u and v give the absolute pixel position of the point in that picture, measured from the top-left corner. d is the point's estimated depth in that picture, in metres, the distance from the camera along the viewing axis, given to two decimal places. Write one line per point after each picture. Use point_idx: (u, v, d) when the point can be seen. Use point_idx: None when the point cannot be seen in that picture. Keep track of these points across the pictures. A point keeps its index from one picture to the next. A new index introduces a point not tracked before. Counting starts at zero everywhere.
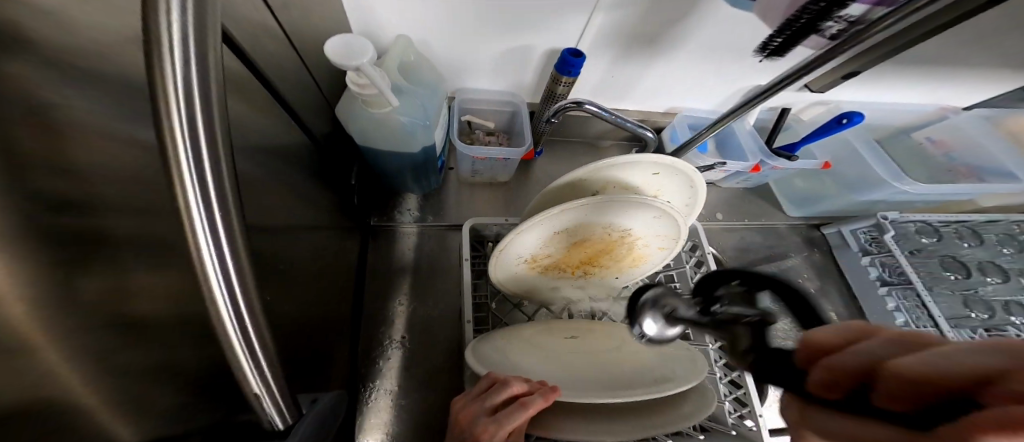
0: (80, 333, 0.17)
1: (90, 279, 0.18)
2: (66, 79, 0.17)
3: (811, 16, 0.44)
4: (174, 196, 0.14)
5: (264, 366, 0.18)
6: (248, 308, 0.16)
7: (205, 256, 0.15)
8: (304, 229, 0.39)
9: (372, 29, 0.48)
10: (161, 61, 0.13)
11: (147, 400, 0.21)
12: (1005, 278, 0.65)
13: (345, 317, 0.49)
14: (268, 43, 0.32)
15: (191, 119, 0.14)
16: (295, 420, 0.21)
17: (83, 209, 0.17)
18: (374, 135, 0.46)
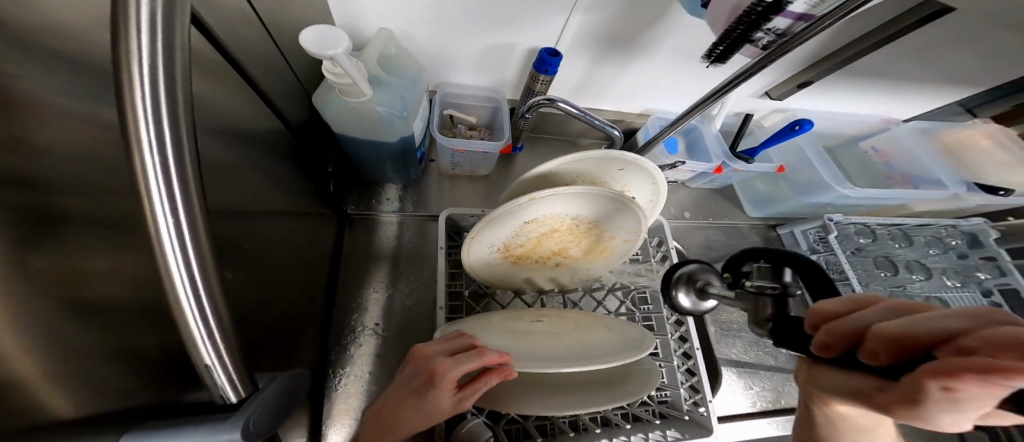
0: (36, 308, 0.17)
1: (44, 259, 0.18)
2: (22, 59, 0.17)
3: (744, 28, 0.38)
4: (133, 168, 0.15)
5: (218, 337, 0.18)
6: (204, 280, 0.17)
7: (161, 225, 0.15)
8: (277, 216, 0.39)
9: (351, 19, 0.48)
10: (128, 38, 0.14)
11: (104, 377, 0.21)
12: (928, 276, 0.74)
13: (317, 303, 0.50)
14: (242, 27, 0.31)
15: (153, 93, 0.15)
16: (249, 394, 0.22)
17: (38, 191, 0.18)
18: (350, 123, 0.46)
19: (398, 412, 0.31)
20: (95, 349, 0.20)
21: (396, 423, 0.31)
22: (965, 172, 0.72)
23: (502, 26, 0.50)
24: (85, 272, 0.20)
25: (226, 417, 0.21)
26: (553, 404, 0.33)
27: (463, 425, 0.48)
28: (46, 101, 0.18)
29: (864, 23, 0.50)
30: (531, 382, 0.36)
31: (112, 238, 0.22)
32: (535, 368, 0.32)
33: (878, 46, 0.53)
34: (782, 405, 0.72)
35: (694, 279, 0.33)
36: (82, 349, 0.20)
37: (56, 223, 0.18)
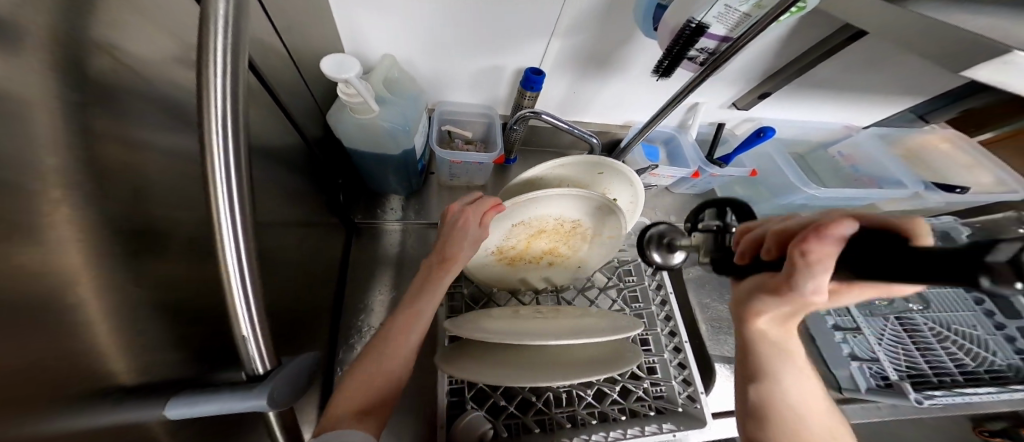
0: (114, 288, 0.21)
1: (122, 249, 0.21)
2: (119, 85, 0.21)
3: (681, 44, 0.44)
4: (204, 170, 0.19)
5: (254, 313, 0.22)
6: (247, 261, 0.21)
7: (221, 216, 0.20)
8: (295, 220, 0.43)
9: (360, 47, 0.54)
10: (209, 72, 0.19)
11: (154, 354, 0.24)
12: None
13: (327, 304, 0.53)
14: (273, 57, 0.36)
15: (224, 113, 0.19)
16: (272, 367, 0.26)
17: (123, 192, 0.21)
18: (357, 137, 0.51)
19: (446, 252, 0.46)
20: (149, 326, 0.23)
21: (452, 255, 0.46)
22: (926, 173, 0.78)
23: (491, 51, 0.57)
24: (145, 261, 0.23)
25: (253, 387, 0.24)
26: (532, 374, 0.37)
27: (461, 419, 0.50)
28: (134, 118, 0.22)
29: (801, 43, 0.57)
30: (535, 365, 0.39)
31: (173, 228, 0.26)
32: (538, 341, 0.36)
33: (827, 56, 0.56)
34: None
35: (664, 236, 0.33)
36: (139, 327, 0.23)
37: (134, 219, 0.22)
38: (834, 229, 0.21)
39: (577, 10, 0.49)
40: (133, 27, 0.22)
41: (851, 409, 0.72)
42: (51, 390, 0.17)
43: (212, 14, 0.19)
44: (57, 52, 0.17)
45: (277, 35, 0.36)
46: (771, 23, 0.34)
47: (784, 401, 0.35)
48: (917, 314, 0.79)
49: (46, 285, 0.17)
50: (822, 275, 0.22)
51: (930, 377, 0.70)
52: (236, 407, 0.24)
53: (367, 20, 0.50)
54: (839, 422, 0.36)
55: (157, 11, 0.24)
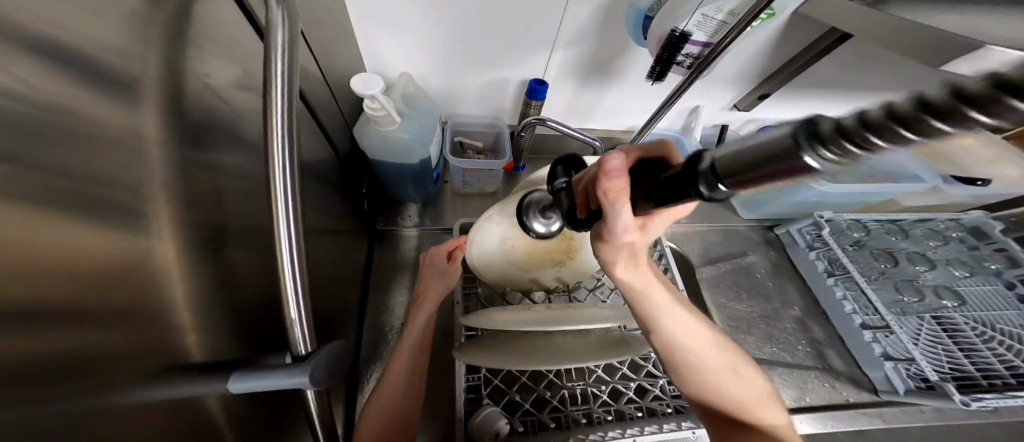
0: (183, 274, 0.24)
1: (190, 240, 0.25)
2: (198, 104, 0.26)
3: (667, 52, 0.50)
4: (268, 179, 0.25)
5: (301, 293, 0.27)
6: (296, 254, 0.26)
7: (280, 216, 0.25)
8: (326, 224, 0.48)
9: (381, 67, 0.60)
10: (273, 94, 0.24)
11: (211, 334, 0.27)
12: (932, 266, 0.74)
13: (352, 304, 0.56)
14: (313, 80, 0.42)
15: (284, 130, 0.24)
16: (313, 349, 0.30)
17: (195, 192, 0.25)
18: (379, 148, 0.56)
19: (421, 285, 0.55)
20: (205, 309, 0.27)
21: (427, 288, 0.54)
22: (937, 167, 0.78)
23: (499, 65, 0.61)
24: (206, 253, 0.27)
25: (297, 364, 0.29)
26: (541, 360, 0.39)
27: (477, 415, 0.52)
28: (207, 132, 0.27)
29: (790, 47, 0.61)
30: (547, 352, 0.42)
31: (232, 226, 0.30)
32: (546, 327, 0.39)
33: (828, 50, 0.58)
34: (808, 404, 0.65)
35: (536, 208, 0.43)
36: (198, 310, 0.26)
37: (200, 216, 0.26)
38: (612, 164, 0.23)
39: (574, 22, 0.53)
40: (212, 58, 0.27)
41: (889, 412, 0.64)
42: (135, 352, 0.21)
43: (274, 56, 0.24)
44: (152, 78, 0.22)
45: (317, 61, 0.42)
46: (746, 27, 0.38)
47: (683, 349, 0.37)
48: (955, 313, 0.70)
49: (139, 266, 0.21)
50: (625, 208, 0.24)
51: (978, 380, 0.59)
52: (286, 382, 0.28)
53: (388, 44, 0.56)
54: (737, 351, 0.39)
55: (227, 45, 0.29)
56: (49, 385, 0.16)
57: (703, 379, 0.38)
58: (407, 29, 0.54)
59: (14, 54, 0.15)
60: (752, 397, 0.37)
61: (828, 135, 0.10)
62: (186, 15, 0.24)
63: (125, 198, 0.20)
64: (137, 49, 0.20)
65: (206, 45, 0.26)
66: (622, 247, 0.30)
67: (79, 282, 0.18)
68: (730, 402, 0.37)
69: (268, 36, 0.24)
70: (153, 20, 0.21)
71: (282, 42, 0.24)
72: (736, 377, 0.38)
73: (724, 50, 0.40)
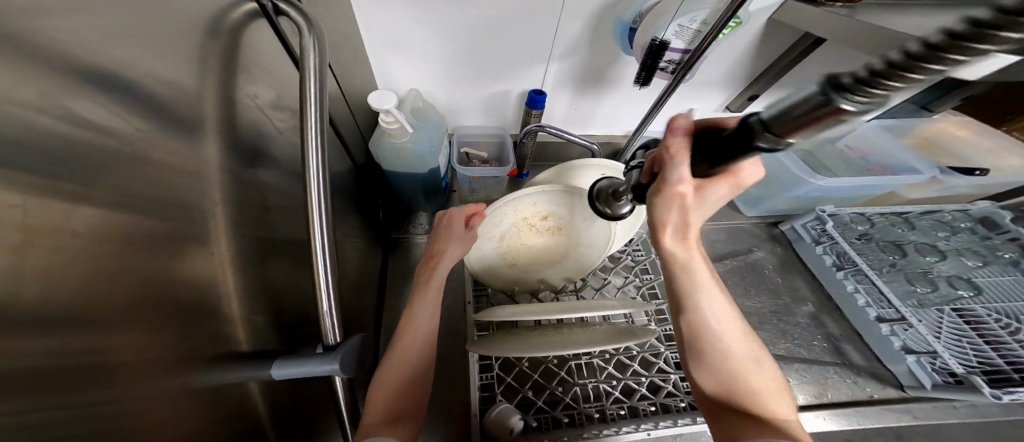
0: (227, 274, 0.28)
1: (234, 244, 0.28)
2: (242, 126, 0.30)
3: (650, 58, 0.52)
4: (305, 189, 0.28)
5: (332, 292, 0.31)
6: (327, 257, 0.30)
7: (316, 220, 0.29)
8: (349, 231, 0.52)
9: (391, 85, 0.65)
10: (307, 114, 0.28)
11: (247, 327, 0.30)
12: (943, 257, 0.72)
13: (370, 307, 0.60)
14: (332, 98, 0.45)
15: (317, 146, 0.28)
16: (341, 342, 0.34)
17: (238, 201, 0.29)
18: (393, 159, 0.60)
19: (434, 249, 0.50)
20: (245, 305, 0.30)
21: (435, 253, 0.50)
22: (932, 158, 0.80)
23: (500, 78, 0.66)
24: (247, 254, 0.30)
25: (328, 355, 0.32)
26: (549, 347, 0.43)
27: (492, 411, 0.54)
28: (249, 151, 0.31)
29: (772, 50, 0.65)
30: (551, 343, 0.44)
31: (268, 230, 0.34)
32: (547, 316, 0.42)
33: (809, 50, 0.61)
34: (829, 400, 0.64)
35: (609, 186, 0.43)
36: (236, 307, 0.29)
37: (242, 222, 0.30)
38: (679, 124, 0.27)
39: (567, 35, 0.58)
40: (256, 87, 0.32)
41: (917, 408, 0.62)
42: (189, 342, 0.24)
43: (308, 85, 0.28)
44: (208, 104, 0.26)
45: (335, 81, 0.46)
46: (718, 34, 0.41)
47: (711, 331, 0.37)
48: (979, 304, 0.67)
49: (192, 266, 0.24)
50: (682, 164, 0.27)
51: (1010, 373, 0.57)
52: (318, 370, 0.32)
53: (399, 65, 0.61)
54: (760, 346, 0.39)
55: (268, 75, 0.33)
56: (116, 364, 0.19)
57: (726, 368, 0.37)
58: (416, 50, 0.59)
59: (104, 93, 0.18)
60: (773, 390, 0.37)
61: (850, 86, 0.13)
62: (235, 50, 0.28)
63: (184, 207, 0.23)
64: (197, 80, 0.24)
65: (248, 74, 0.30)
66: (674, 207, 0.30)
67: (150, 278, 0.21)
68: (750, 392, 0.36)
69: (302, 67, 0.28)
70: (209, 57, 0.25)
71: (314, 74, 0.28)
72: (757, 369, 0.37)
73: (701, 55, 0.43)
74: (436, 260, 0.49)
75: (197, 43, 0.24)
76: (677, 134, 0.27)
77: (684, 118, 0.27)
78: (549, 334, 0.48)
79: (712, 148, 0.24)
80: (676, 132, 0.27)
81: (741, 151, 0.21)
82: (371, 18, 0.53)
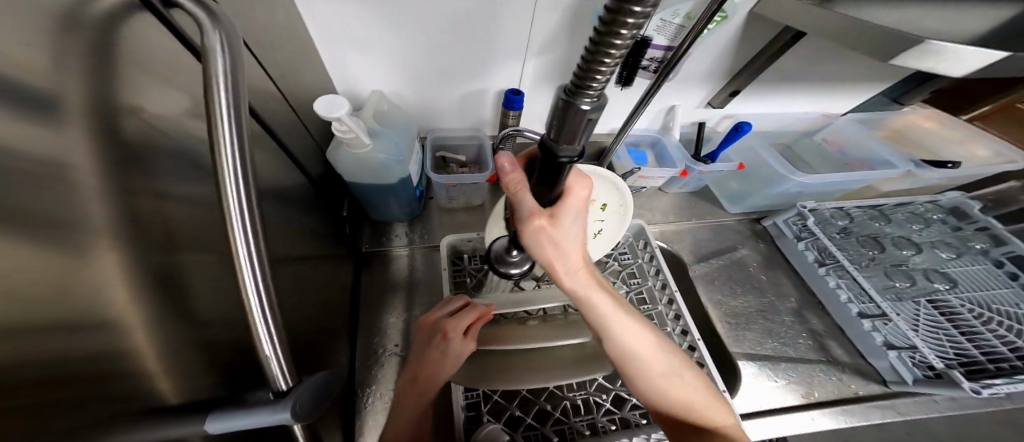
0: (150, 321, 0.22)
1: (156, 285, 0.23)
2: (154, 137, 0.24)
3: (632, 56, 0.48)
4: (222, 215, 0.23)
5: (274, 333, 0.25)
6: (264, 292, 0.25)
7: (240, 251, 0.23)
8: (305, 254, 0.45)
9: (351, 84, 0.58)
10: (217, 122, 0.22)
11: (181, 380, 0.25)
12: (919, 250, 0.73)
13: (339, 330, 0.54)
14: (272, 102, 0.39)
15: (234, 161, 0.23)
16: (294, 384, 0.28)
17: (157, 229, 0.23)
18: (357, 171, 0.54)
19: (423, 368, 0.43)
20: (176, 355, 0.24)
21: (427, 375, 0.43)
22: (906, 151, 0.82)
23: (472, 76, 0.61)
24: (178, 294, 0.25)
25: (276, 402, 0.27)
26: (547, 375, 0.43)
27: (478, 432, 0.50)
28: (167, 170, 0.24)
29: (752, 42, 0.63)
30: (541, 368, 0.44)
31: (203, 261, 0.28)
32: (532, 343, 0.42)
33: (782, 49, 0.60)
34: (817, 399, 0.64)
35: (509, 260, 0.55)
36: (164, 360, 0.23)
37: (166, 255, 0.24)
38: (502, 162, 0.28)
39: (542, 30, 0.54)
40: (166, 87, 0.25)
41: (901, 403, 0.62)
42: (90, 420, 0.18)
43: (216, 87, 0.22)
44: (104, 111, 0.20)
45: (272, 81, 0.39)
46: (702, 31, 0.38)
47: (632, 354, 0.38)
48: (952, 295, 0.68)
49: (103, 318, 0.19)
50: (526, 198, 0.28)
51: (985, 365, 0.57)
52: (272, 420, 0.26)
53: (357, 64, 0.55)
54: (675, 349, 0.40)
55: (186, 74, 0.27)
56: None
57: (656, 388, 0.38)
58: (377, 46, 0.53)
59: None
60: (694, 399, 0.38)
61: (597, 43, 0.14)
62: (135, 43, 0.22)
63: (84, 246, 0.18)
64: (87, 79, 0.19)
65: (161, 76, 0.25)
66: (542, 238, 0.30)
67: (42, 336, 0.16)
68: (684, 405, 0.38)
69: (206, 56, 0.22)
70: (100, 48, 0.20)
71: (224, 62, 0.23)
72: (676, 379, 0.39)
73: (686, 52, 0.41)
74: (429, 386, 0.43)
75: (92, 36, 0.19)
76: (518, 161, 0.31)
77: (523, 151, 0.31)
78: (524, 357, 0.46)
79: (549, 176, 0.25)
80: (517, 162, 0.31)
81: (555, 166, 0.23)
82: (321, 11, 0.47)
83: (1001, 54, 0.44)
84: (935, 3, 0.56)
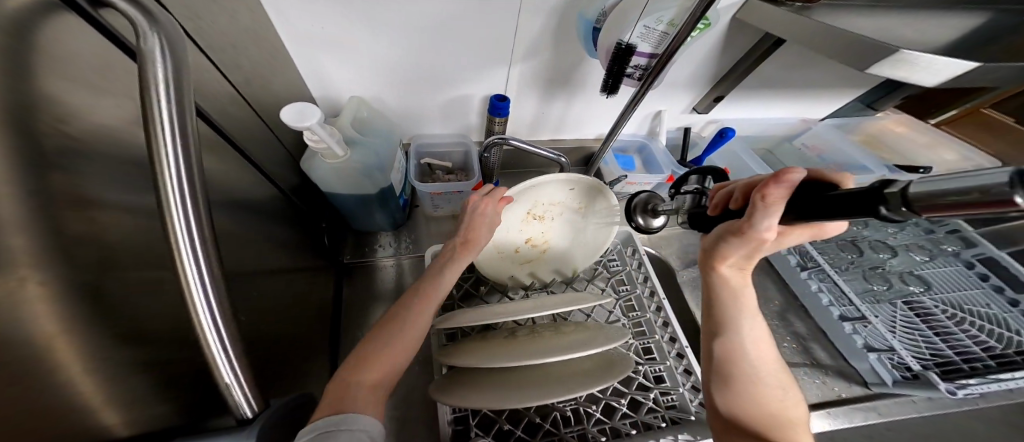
0: (91, 355, 0.20)
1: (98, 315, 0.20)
2: (89, 151, 0.21)
3: (617, 63, 0.48)
4: (166, 232, 0.21)
5: (233, 357, 0.23)
6: (222, 315, 0.23)
7: (189, 271, 0.21)
8: (277, 270, 0.43)
9: (327, 90, 0.56)
10: (157, 132, 0.20)
11: (133, 415, 0.22)
12: (894, 253, 0.75)
13: (318, 348, 0.51)
14: (233, 108, 0.36)
15: (180, 173, 0.21)
16: (261, 410, 0.26)
17: (95, 254, 0.21)
18: (335, 182, 0.52)
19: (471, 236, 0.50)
20: (128, 387, 0.22)
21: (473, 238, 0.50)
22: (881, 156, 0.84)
23: (455, 81, 0.59)
24: (129, 320, 0.23)
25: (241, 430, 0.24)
26: (524, 398, 0.39)
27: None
28: (103, 186, 0.22)
29: (734, 48, 0.64)
30: (509, 392, 0.41)
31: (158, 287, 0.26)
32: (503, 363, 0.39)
33: (766, 55, 0.62)
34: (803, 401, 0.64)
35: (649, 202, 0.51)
36: (112, 395, 0.21)
37: (112, 281, 0.22)
38: (789, 176, 0.25)
39: (527, 34, 0.53)
40: (100, 96, 0.23)
41: (883, 404, 0.63)
42: None
43: (153, 93, 0.20)
44: (22, 121, 0.17)
45: (233, 86, 0.36)
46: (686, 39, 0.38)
47: (745, 357, 0.36)
48: (927, 297, 0.70)
49: (30, 357, 0.17)
50: (772, 215, 0.26)
51: (960, 364, 0.59)
52: None
53: (333, 69, 0.53)
54: (788, 372, 0.37)
55: (124, 80, 0.25)
56: None
57: (743, 387, 0.36)
58: (353, 51, 0.51)
59: None
60: (798, 420, 0.35)
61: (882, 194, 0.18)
62: (59, 47, 0.20)
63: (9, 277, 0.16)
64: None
65: (95, 84, 0.22)
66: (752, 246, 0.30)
67: None
68: (766, 409, 0.35)
69: (141, 60, 0.20)
70: (19, 53, 0.17)
71: (163, 66, 0.20)
72: (787, 395, 0.36)
73: (671, 60, 0.40)
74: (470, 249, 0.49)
75: (9, 41, 0.17)
76: (784, 188, 0.25)
77: (798, 177, 0.25)
78: (512, 380, 0.44)
79: (812, 208, 0.23)
80: (783, 188, 0.25)
81: (795, 213, 0.24)
82: (289, 13, 0.44)
83: (973, 64, 0.45)
84: (902, 14, 0.58)
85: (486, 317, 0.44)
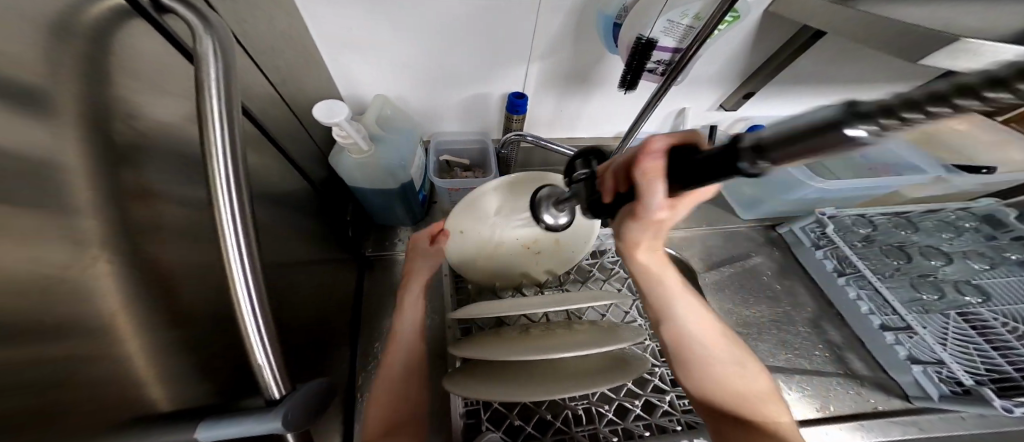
0: (148, 325, 0.22)
1: (153, 289, 0.23)
2: (151, 143, 0.24)
3: (637, 58, 0.48)
4: (214, 219, 0.23)
5: (266, 340, 0.25)
6: (258, 298, 0.25)
7: (232, 255, 0.23)
8: (306, 260, 0.46)
9: (354, 89, 0.59)
10: (210, 126, 0.22)
11: (179, 384, 0.25)
12: (948, 260, 0.69)
13: (339, 334, 0.54)
14: (272, 107, 0.39)
15: (227, 165, 0.23)
16: (287, 392, 0.28)
17: (154, 235, 0.23)
18: (358, 176, 0.54)
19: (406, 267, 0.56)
20: (177, 358, 0.25)
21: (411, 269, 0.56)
22: (934, 155, 0.77)
23: (475, 79, 0.60)
24: (179, 297, 0.25)
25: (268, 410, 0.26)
26: (537, 392, 0.40)
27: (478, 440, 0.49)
28: (162, 174, 0.25)
29: (767, 42, 0.61)
30: (526, 385, 0.41)
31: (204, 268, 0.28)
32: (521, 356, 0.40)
33: (804, 48, 0.58)
34: (833, 413, 0.60)
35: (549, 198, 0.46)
36: (164, 362, 0.24)
37: (166, 260, 0.24)
38: (654, 146, 0.25)
39: (547, 32, 0.53)
40: (162, 95, 0.25)
41: (925, 420, 0.58)
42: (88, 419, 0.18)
43: (207, 92, 0.22)
44: (99, 117, 0.20)
45: (272, 86, 0.39)
46: (710, 34, 0.37)
47: (695, 343, 0.41)
48: (984, 308, 0.63)
49: (98, 323, 0.19)
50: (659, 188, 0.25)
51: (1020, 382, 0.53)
52: (258, 429, 0.25)
53: (360, 70, 0.56)
54: (737, 343, 0.41)
55: (180, 81, 0.28)
56: None
57: (707, 373, 0.40)
58: (379, 51, 0.53)
59: None
60: (765, 395, 0.38)
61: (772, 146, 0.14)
62: (130, 51, 0.23)
63: (83, 250, 0.19)
64: (81, 85, 0.19)
65: (158, 84, 0.25)
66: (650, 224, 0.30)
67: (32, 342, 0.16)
68: (737, 397, 0.38)
69: (198, 62, 0.22)
70: (97, 56, 0.20)
71: (216, 68, 0.23)
72: (744, 372, 0.40)
73: (694, 55, 0.39)
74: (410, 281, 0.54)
75: (89, 46, 0.19)
76: (660, 159, 0.24)
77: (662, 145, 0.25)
78: (531, 372, 0.45)
79: (684, 175, 0.21)
80: (657, 160, 0.25)
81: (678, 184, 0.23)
82: (319, 15, 0.47)
83: None
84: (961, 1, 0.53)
85: (508, 308, 0.46)
